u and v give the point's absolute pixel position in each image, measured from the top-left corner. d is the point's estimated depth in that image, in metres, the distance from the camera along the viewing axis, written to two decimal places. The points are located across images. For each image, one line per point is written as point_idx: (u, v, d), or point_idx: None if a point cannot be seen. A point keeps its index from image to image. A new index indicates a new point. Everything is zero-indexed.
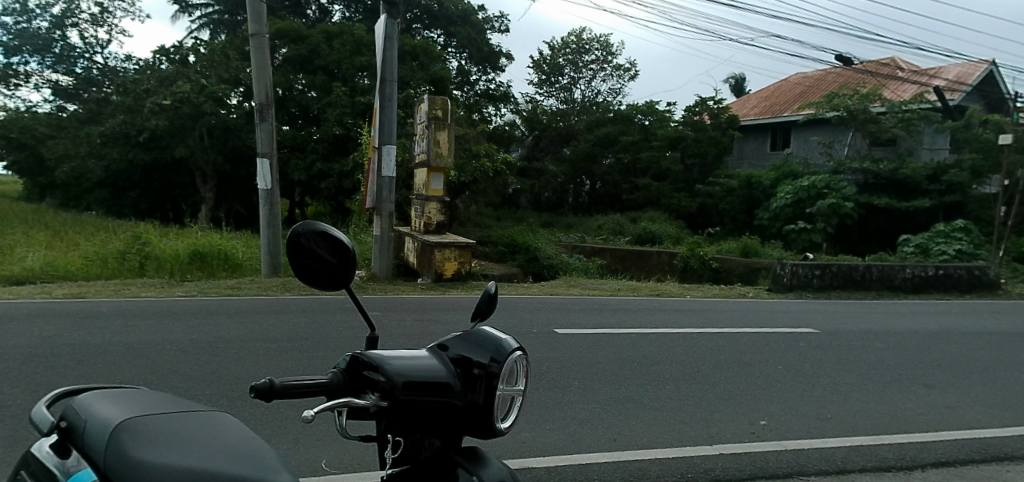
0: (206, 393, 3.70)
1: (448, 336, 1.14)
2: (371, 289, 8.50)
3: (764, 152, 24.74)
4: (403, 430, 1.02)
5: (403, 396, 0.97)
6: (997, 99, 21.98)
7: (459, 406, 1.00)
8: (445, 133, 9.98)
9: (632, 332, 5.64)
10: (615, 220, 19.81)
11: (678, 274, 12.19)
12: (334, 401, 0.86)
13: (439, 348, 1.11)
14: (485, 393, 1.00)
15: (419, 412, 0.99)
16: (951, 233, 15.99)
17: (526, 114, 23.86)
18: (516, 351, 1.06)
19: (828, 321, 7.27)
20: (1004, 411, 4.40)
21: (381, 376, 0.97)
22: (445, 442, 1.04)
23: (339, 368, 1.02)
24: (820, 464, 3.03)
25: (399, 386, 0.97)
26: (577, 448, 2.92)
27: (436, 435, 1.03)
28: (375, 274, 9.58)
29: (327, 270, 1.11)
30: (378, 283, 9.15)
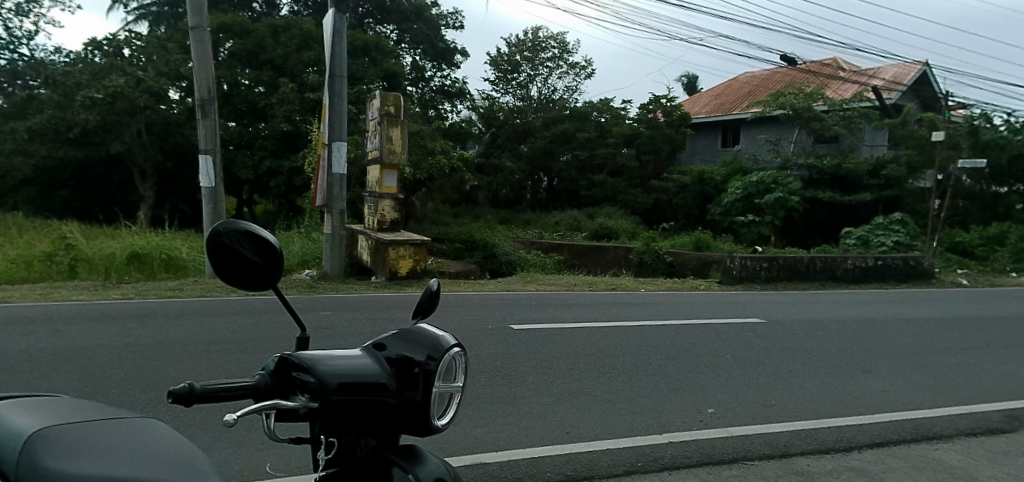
0: (139, 400, 3.58)
1: (385, 336, 1.14)
2: (323, 288, 8.35)
3: (716, 149, 25.40)
4: (337, 430, 1.01)
5: (335, 396, 0.96)
6: (931, 98, 23.15)
7: (395, 405, 1.01)
8: (398, 130, 9.87)
9: (585, 326, 5.72)
10: (573, 216, 20.01)
11: (634, 268, 12.44)
12: (259, 404, 0.85)
13: (375, 347, 1.11)
14: (423, 390, 1.01)
15: (353, 411, 0.99)
16: (891, 225, 16.77)
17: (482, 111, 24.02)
18: (454, 347, 1.07)
19: (775, 311, 7.55)
20: (932, 392, 4.68)
21: (311, 377, 0.96)
22: (380, 441, 1.04)
23: (267, 370, 1.00)
24: (764, 449, 3.15)
25: (331, 387, 0.96)
26: (529, 441, 2.95)
27: (371, 435, 1.03)
28: (326, 274, 9.42)
29: (251, 270, 1.08)
30: (330, 282, 9.00)
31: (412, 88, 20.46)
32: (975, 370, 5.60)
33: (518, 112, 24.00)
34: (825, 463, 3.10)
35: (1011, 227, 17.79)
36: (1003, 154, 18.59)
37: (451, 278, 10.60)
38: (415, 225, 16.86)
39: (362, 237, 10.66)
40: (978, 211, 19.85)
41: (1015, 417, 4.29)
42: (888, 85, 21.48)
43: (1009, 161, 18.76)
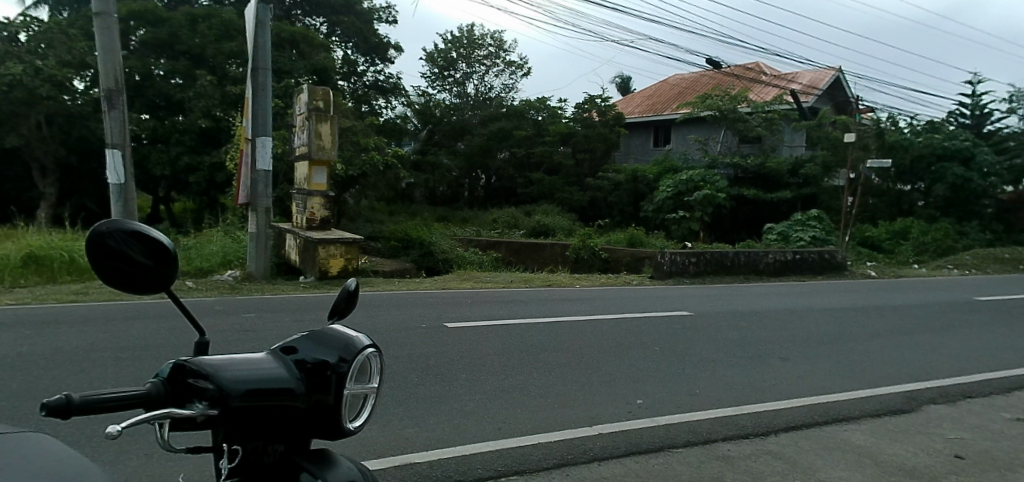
0: (30, 414, 3.34)
1: (295, 339, 1.12)
2: (246, 289, 8.03)
3: (649, 148, 26.17)
4: (241, 438, 0.99)
5: (237, 403, 0.95)
6: (844, 102, 24.73)
7: (304, 408, 1.00)
8: (327, 126, 9.63)
9: (519, 322, 5.78)
10: (510, 213, 20.12)
11: (570, 264, 12.66)
12: (150, 414, 0.81)
13: (284, 350, 1.09)
14: (334, 392, 1.01)
15: (258, 418, 0.97)
16: (808, 221, 17.80)
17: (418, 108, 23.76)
18: (368, 348, 1.08)
19: (702, 304, 7.88)
20: (839, 377, 5.05)
21: (209, 384, 0.93)
22: (289, 446, 1.04)
23: (160, 376, 0.96)
24: (687, 436, 3.28)
25: (231, 393, 0.94)
26: (461, 439, 2.96)
27: (279, 440, 1.02)
28: (250, 274, 9.04)
29: (140, 273, 1.02)
30: (255, 283, 8.66)
31: (344, 83, 19.99)
32: (878, 355, 6.07)
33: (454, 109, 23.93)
34: (744, 447, 3.26)
35: (914, 222, 19.31)
36: (905, 156, 20.20)
37: (385, 277, 10.44)
38: (347, 223, 16.31)
39: (290, 236, 10.31)
40: (885, 208, 21.40)
41: (916, 399, 4.73)
42: (805, 90, 22.83)
43: (910, 161, 20.37)
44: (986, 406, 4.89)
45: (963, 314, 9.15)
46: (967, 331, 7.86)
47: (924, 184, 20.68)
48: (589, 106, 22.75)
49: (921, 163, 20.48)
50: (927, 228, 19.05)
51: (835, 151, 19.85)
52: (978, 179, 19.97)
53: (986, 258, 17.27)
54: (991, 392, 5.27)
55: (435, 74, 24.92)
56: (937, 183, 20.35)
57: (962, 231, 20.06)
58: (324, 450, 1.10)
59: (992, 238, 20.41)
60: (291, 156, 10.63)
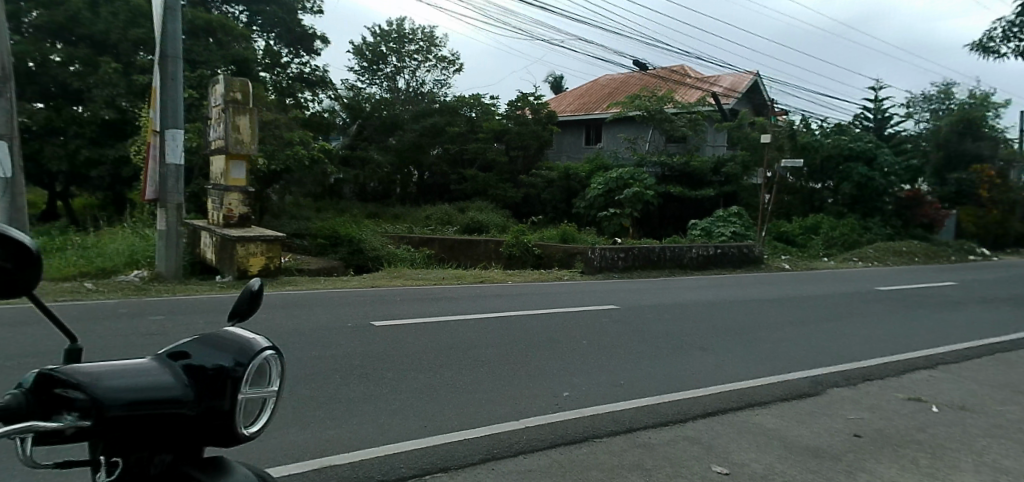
0: None
1: (186, 347, 1.12)
2: (156, 290, 7.59)
3: (581, 147, 26.68)
4: (123, 450, 0.98)
5: (117, 413, 0.94)
6: (762, 104, 26.12)
7: (193, 416, 1.01)
8: (246, 118, 9.28)
9: (447, 320, 5.76)
10: (444, 210, 20.02)
11: (503, 261, 12.74)
12: (18, 428, 0.80)
13: (173, 360, 1.09)
14: (227, 397, 1.02)
15: (142, 427, 0.97)
16: (729, 217, 18.72)
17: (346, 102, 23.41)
18: (266, 351, 1.10)
19: (629, 297, 8.14)
20: (751, 364, 5.41)
21: (82, 395, 0.92)
22: (177, 455, 1.04)
23: (30, 390, 0.94)
24: (611, 425, 3.40)
25: (112, 404, 0.93)
26: (388, 438, 2.94)
27: (166, 450, 1.02)
28: (159, 275, 8.53)
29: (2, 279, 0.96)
30: (164, 284, 8.19)
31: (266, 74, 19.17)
32: (787, 343, 6.52)
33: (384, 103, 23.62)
34: (664, 434, 3.43)
35: (824, 218, 20.69)
36: (815, 156, 21.63)
37: (310, 276, 10.13)
38: (270, 220, 15.62)
39: (205, 234, 9.81)
40: (798, 205, 22.75)
41: (820, 383, 5.20)
42: (726, 93, 24.18)
43: (820, 161, 21.81)
44: (880, 387, 5.38)
45: (862, 303, 9.94)
46: (865, 319, 8.54)
47: (832, 182, 22.18)
48: (522, 104, 23.00)
49: (830, 163, 21.97)
50: (836, 223, 20.45)
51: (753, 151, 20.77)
52: (879, 179, 21.63)
53: (886, 251, 18.78)
54: (884, 375, 5.81)
55: (365, 68, 24.47)
56: (844, 181, 21.88)
57: (866, 227, 21.68)
58: (217, 458, 1.12)
59: (891, 232, 22.18)
60: (207, 151, 10.14)
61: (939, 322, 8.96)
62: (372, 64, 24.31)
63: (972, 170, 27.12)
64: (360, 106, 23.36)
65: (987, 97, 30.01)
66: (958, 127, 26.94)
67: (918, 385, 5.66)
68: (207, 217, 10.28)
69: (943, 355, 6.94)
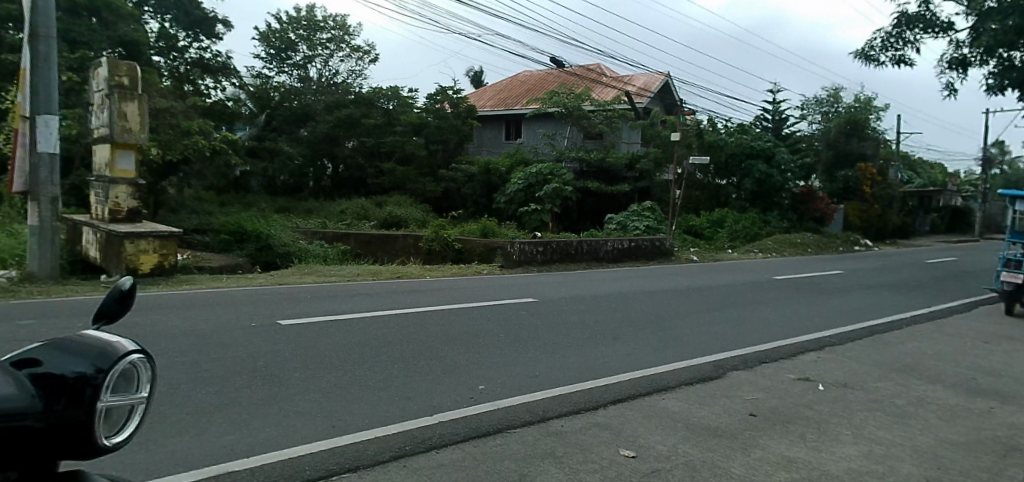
0: None
1: (40, 355, 1.07)
2: (25, 292, 6.87)
3: (501, 141, 26.85)
4: None
5: None
6: (673, 104, 27.34)
7: (42, 429, 0.96)
8: (134, 105, 8.60)
9: (363, 316, 5.66)
10: (360, 204, 19.58)
11: (423, 255, 12.64)
12: None
13: (20, 369, 1.03)
14: (87, 406, 0.99)
15: None
16: (644, 212, 19.50)
17: (252, 90, 22.72)
18: (132, 356, 1.08)
19: (547, 290, 8.31)
20: (660, 351, 5.73)
21: None
22: (22, 472, 0.98)
23: None
24: (525, 416, 3.50)
25: None
26: (297, 437, 2.87)
27: (11, 467, 0.97)
28: (31, 275, 7.77)
29: None
30: (37, 285, 7.46)
31: (160, 59, 18.24)
32: (693, 330, 6.93)
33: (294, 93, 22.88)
34: (576, 422, 3.59)
35: (729, 212, 21.99)
36: (721, 154, 22.95)
37: (212, 273, 9.58)
38: (167, 215, 14.79)
39: (88, 230, 9.04)
40: (706, 200, 24.13)
41: (722, 367, 5.59)
42: (640, 93, 25.15)
43: (725, 159, 23.15)
44: (773, 369, 5.88)
45: (761, 291, 10.69)
46: (764, 306, 9.21)
47: (736, 179, 23.63)
48: (441, 97, 22.85)
49: (734, 160, 23.38)
50: (739, 217, 21.79)
51: (665, 148, 21.64)
52: (777, 176, 23.27)
53: (783, 243, 20.29)
54: (779, 358, 6.32)
55: (273, 55, 23.50)
56: (746, 178, 23.36)
57: (766, 220, 23.29)
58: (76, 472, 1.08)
59: (788, 225, 23.95)
60: (89, 140, 9.33)
61: (827, 307, 9.79)
62: (280, 51, 23.36)
63: (856, 168, 29.74)
64: (267, 95, 22.70)
65: (869, 101, 32.90)
66: (845, 128, 29.43)
67: (807, 364, 6.22)
68: (90, 212, 9.48)
69: (830, 338, 7.61)
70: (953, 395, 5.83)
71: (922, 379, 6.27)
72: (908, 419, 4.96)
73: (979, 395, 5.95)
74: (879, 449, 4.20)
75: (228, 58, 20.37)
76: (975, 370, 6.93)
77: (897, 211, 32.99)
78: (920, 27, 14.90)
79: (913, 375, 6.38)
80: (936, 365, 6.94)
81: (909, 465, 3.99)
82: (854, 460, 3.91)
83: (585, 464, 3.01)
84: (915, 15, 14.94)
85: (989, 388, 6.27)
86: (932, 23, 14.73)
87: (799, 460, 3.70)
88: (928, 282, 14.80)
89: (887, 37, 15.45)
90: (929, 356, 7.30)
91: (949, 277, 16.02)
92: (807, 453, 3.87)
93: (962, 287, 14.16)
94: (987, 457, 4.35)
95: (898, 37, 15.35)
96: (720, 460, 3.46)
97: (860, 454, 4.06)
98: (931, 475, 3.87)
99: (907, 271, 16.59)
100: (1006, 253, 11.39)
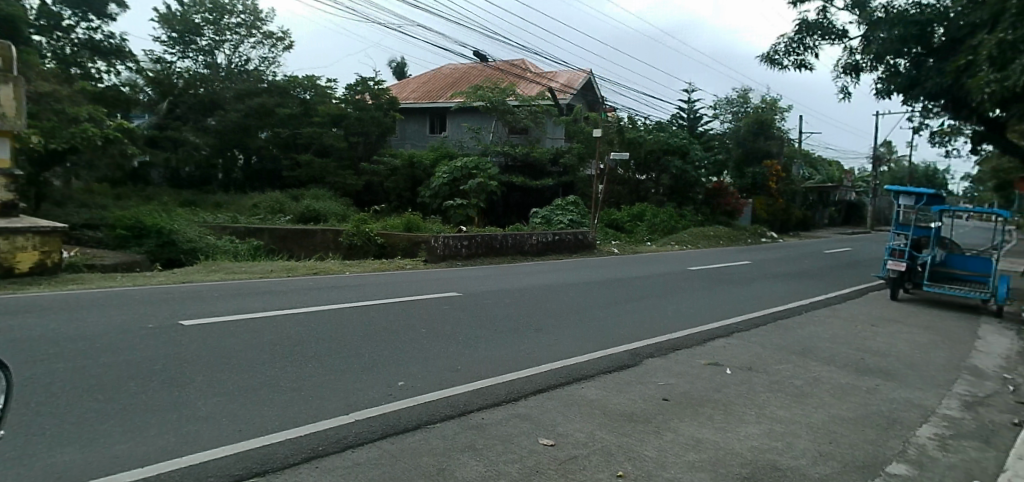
0: None
1: None
2: None
3: (425, 135, 26.54)
4: None
5: None
6: (595, 100, 28.03)
7: None
8: (9, 88, 8.02)
9: (276, 314, 5.44)
10: (275, 198, 18.86)
11: (344, 251, 12.32)
12: None
13: None
14: None
15: None
16: (568, 206, 19.88)
17: (151, 75, 21.41)
18: None
19: (470, 284, 8.33)
20: (580, 342, 5.89)
21: None
22: None
23: None
24: (446, 411, 3.48)
25: None
26: (200, 443, 2.71)
27: None
28: None
29: None
30: None
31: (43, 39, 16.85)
32: (612, 320, 7.16)
33: (200, 80, 21.80)
34: (497, 414, 3.62)
35: (647, 206, 22.81)
36: (640, 150, 23.77)
37: (105, 271, 8.90)
38: (53, 209, 14.01)
39: None
40: (627, 194, 24.63)
41: (639, 356, 5.82)
42: (563, 88, 25.42)
43: (644, 155, 24.02)
44: (686, 355, 6.19)
45: (676, 281, 11.19)
46: (678, 296, 9.65)
47: (654, 174, 24.56)
48: (361, 88, 22.20)
49: (652, 156, 24.28)
50: (658, 211, 22.67)
51: (587, 144, 22.08)
52: (692, 171, 24.38)
53: (698, 235, 21.31)
54: (691, 344, 6.65)
55: (174, 39, 22.08)
56: (663, 173, 24.34)
57: (682, 214, 24.39)
58: None
59: (702, 219, 25.18)
60: None
61: (736, 296, 10.39)
62: (182, 35, 21.96)
63: (763, 165, 31.68)
64: (168, 81, 21.56)
65: (774, 102, 35.07)
66: (753, 127, 31.23)
67: (717, 350, 6.58)
68: None
69: (739, 324, 8.07)
70: (844, 374, 6.36)
71: (818, 360, 6.81)
72: (804, 397, 5.39)
73: (866, 373, 6.54)
74: (778, 427, 4.55)
75: (123, 40, 18.91)
76: (863, 350, 7.59)
77: (799, 205, 35.42)
78: (818, 34, 16.05)
79: (810, 356, 6.91)
80: (830, 347, 7.54)
81: (805, 440, 4.36)
82: (756, 439, 4.25)
83: (505, 455, 3.05)
84: (814, 22, 16.05)
85: (874, 366, 6.90)
86: (830, 30, 15.87)
87: (707, 440, 4.01)
88: (824, 270, 16.03)
89: (790, 42, 16.55)
90: (824, 339, 7.92)
91: (843, 266, 17.42)
92: (714, 434, 4.18)
93: (853, 275, 15.44)
94: (871, 430, 4.81)
95: (800, 43, 16.47)
96: (634, 444, 3.65)
97: (763, 433, 4.38)
98: (822, 449, 4.25)
99: (806, 261, 17.88)
100: (892, 243, 12.42)
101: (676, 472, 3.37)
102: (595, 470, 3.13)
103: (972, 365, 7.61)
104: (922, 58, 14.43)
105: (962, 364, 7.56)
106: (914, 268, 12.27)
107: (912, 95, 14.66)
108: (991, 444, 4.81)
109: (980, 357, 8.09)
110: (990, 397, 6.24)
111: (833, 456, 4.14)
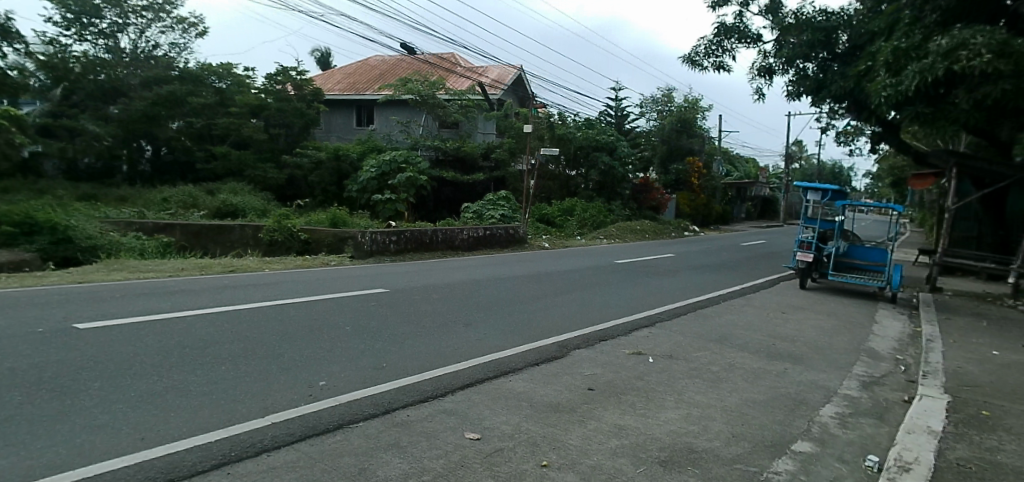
0: None
1: None
2: None
3: (351, 127, 25.88)
4: None
5: None
6: (526, 96, 28.26)
7: None
8: None
9: (187, 315, 5.14)
10: (188, 191, 17.90)
11: (264, 247, 11.81)
12: None
13: None
14: None
15: None
16: (499, 201, 19.94)
17: (43, 58, 19.68)
18: None
19: (397, 280, 8.21)
20: (509, 336, 5.94)
21: None
22: None
23: None
24: (370, 409, 3.43)
25: None
26: (97, 454, 2.53)
27: None
28: None
29: None
30: None
31: None
32: (541, 314, 7.27)
33: (99, 64, 20.00)
34: (423, 410, 3.59)
35: (577, 201, 23.26)
36: (569, 146, 24.21)
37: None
38: None
39: None
40: (557, 189, 24.94)
41: (566, 348, 5.94)
42: (494, 84, 25.72)
43: (574, 151, 24.45)
44: (611, 345, 6.37)
45: (603, 274, 11.50)
46: (605, 288, 9.92)
47: (583, 170, 25.09)
48: (281, 78, 21.33)
49: (581, 152, 24.79)
50: (587, 206, 23.12)
51: (517, 139, 22.23)
52: (619, 167, 25.10)
53: (625, 229, 21.98)
54: (617, 335, 6.86)
55: (70, 20, 20.40)
56: (592, 169, 24.92)
57: (610, 209, 25.09)
58: None
59: (629, 214, 25.99)
60: None
61: (660, 288, 10.80)
62: (79, 16, 20.33)
63: (686, 162, 33.04)
64: (62, 65, 19.79)
65: (696, 102, 36.59)
66: (677, 125, 32.49)
67: (639, 339, 6.83)
68: None
69: (662, 315, 8.39)
70: (756, 359, 6.76)
71: (733, 346, 7.19)
72: (720, 382, 5.69)
73: (776, 357, 6.97)
74: (696, 411, 4.79)
75: (9, 19, 17.35)
76: (774, 336, 8.09)
77: (719, 200, 37.17)
78: (735, 38, 16.86)
79: (726, 343, 7.29)
80: (744, 334, 7.99)
81: (719, 422, 4.61)
82: (675, 423, 4.46)
83: (430, 450, 3.03)
84: (732, 26, 16.85)
85: (783, 350, 7.37)
86: (746, 34, 16.71)
87: (628, 427, 4.19)
88: (741, 262, 16.93)
89: (710, 45, 17.30)
90: (739, 327, 8.38)
91: (758, 257, 18.47)
92: (635, 420, 4.36)
93: (767, 266, 16.41)
94: (779, 410, 5.15)
95: (718, 45, 17.25)
96: (559, 434, 3.75)
97: (681, 417, 4.60)
98: (735, 430, 4.51)
99: (725, 253, 18.83)
100: (801, 236, 13.30)
101: (598, 458, 3.52)
102: (520, 461, 3.19)
103: (869, 347, 8.28)
104: (828, 63, 15.49)
105: (860, 346, 8.21)
106: (821, 259, 13.29)
107: (820, 97, 15.70)
108: (883, 419, 5.26)
109: (875, 340, 8.81)
110: (883, 376, 6.82)
111: (744, 436, 4.41)
